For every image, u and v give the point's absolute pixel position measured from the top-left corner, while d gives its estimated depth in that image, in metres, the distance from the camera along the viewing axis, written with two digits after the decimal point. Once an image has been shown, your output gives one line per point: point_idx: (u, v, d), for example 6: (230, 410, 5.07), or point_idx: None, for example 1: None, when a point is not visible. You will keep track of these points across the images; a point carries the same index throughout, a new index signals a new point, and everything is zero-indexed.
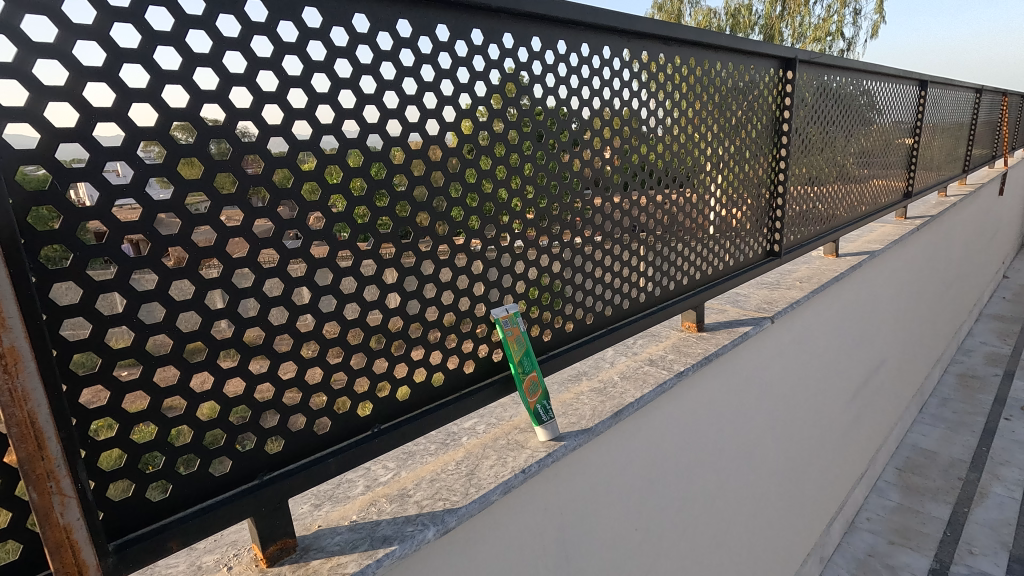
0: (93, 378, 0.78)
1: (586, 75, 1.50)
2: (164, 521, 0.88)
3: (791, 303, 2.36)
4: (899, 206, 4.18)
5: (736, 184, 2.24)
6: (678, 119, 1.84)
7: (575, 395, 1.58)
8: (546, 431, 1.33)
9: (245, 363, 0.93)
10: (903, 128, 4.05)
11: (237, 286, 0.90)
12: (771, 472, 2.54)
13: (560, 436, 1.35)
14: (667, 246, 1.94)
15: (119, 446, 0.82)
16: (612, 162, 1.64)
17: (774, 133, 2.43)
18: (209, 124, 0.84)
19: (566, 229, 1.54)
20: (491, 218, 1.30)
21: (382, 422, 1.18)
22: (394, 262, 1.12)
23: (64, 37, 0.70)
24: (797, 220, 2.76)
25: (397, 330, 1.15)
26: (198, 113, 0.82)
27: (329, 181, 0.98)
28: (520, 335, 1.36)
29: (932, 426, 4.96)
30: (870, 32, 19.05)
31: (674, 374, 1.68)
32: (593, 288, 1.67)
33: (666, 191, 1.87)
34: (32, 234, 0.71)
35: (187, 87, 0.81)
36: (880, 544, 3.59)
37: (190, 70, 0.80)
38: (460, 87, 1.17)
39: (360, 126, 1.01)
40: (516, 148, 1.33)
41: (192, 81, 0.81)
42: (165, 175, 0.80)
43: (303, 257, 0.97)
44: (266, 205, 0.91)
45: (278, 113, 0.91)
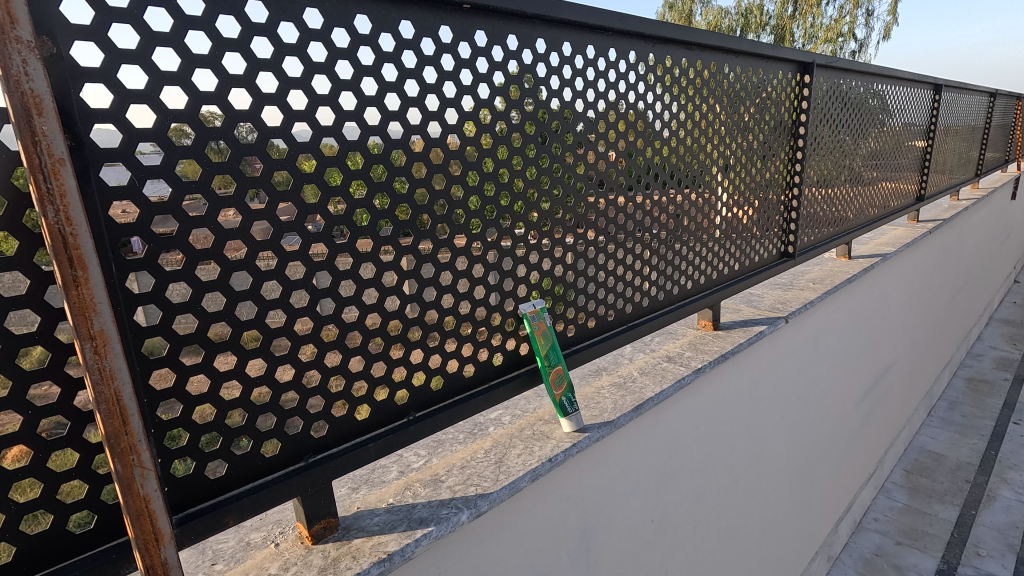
0: (161, 361, 0.83)
1: (612, 77, 1.54)
2: (221, 498, 0.94)
3: (805, 304, 2.41)
4: (911, 209, 4.21)
5: (753, 184, 2.29)
6: (696, 121, 1.88)
7: (596, 389, 1.63)
8: (573, 422, 1.38)
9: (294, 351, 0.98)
10: (916, 131, 4.07)
11: (289, 278, 0.95)
12: (782, 470, 2.57)
13: (585, 427, 1.40)
14: (687, 245, 1.99)
15: (182, 426, 0.87)
16: (618, 161, 1.63)
17: (790, 136, 2.47)
18: (269, 125, 0.88)
19: (590, 228, 1.58)
20: (521, 217, 1.36)
21: (417, 410, 1.23)
22: (431, 258, 1.18)
23: (145, 44, 0.75)
24: (810, 221, 2.80)
25: (431, 322, 1.21)
26: (259, 115, 0.87)
27: (374, 180, 1.03)
28: (546, 329, 1.42)
29: (941, 428, 4.97)
30: (882, 34, 18.97)
31: (693, 371, 1.72)
32: (615, 286, 1.72)
33: (687, 191, 1.92)
34: (111, 226, 0.76)
35: (249, 90, 0.86)
36: (888, 544, 3.62)
37: (253, 74, 0.85)
38: (495, 90, 1.22)
39: (403, 127, 1.06)
40: (545, 149, 1.38)
41: (254, 85, 0.86)
42: (227, 173, 0.86)
43: (349, 251, 1.03)
44: (316, 202, 0.96)
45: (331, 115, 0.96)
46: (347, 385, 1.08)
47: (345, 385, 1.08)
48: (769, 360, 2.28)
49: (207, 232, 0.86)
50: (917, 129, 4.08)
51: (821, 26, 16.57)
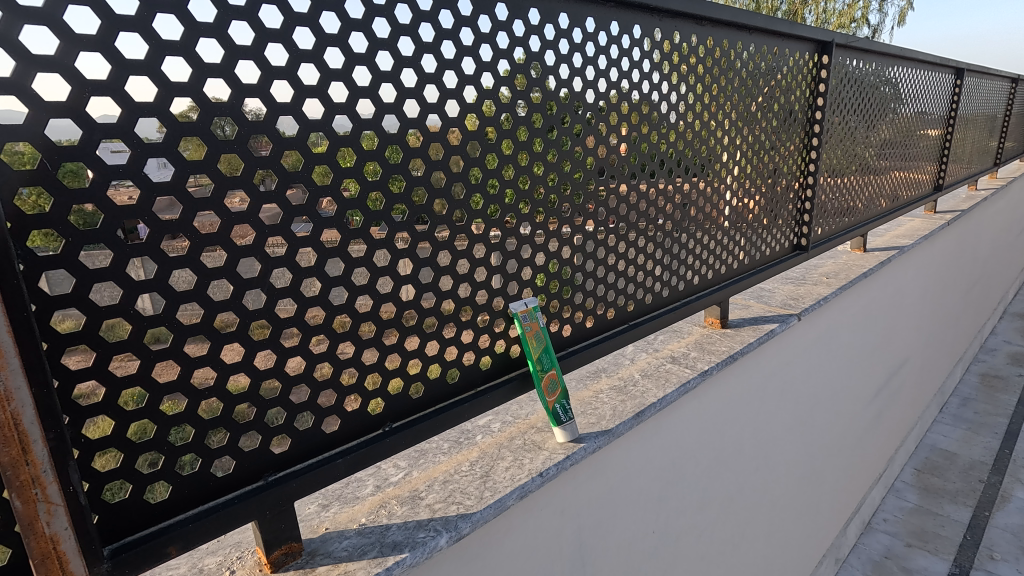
0: (86, 373, 0.72)
1: (614, 54, 1.41)
2: (163, 524, 0.83)
3: (818, 300, 2.29)
4: (928, 199, 4.05)
5: (765, 172, 2.15)
6: (705, 104, 1.75)
7: (594, 394, 1.52)
8: (567, 433, 1.27)
9: (250, 358, 0.87)
10: (936, 117, 3.90)
11: (242, 276, 0.84)
12: (790, 472, 2.46)
13: (581, 437, 1.29)
14: (694, 238, 1.87)
15: (115, 446, 0.77)
16: (621, 147, 1.50)
17: (806, 121, 2.33)
18: (212, 101, 0.77)
19: (589, 219, 1.46)
20: (513, 208, 1.23)
21: (395, 420, 1.12)
22: (409, 253, 1.06)
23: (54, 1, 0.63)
24: (823, 212, 2.67)
25: (411, 324, 1.09)
26: (201, 90, 0.75)
27: (341, 165, 0.91)
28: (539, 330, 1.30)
29: (952, 426, 4.84)
30: (897, 19, 18.52)
31: (699, 374, 1.61)
32: (616, 282, 1.61)
33: (695, 179, 1.79)
34: (20, 218, 0.64)
35: (189, 59, 0.73)
36: (897, 545, 3.51)
37: (193, 40, 0.73)
38: (483, 65, 1.10)
39: (374, 106, 0.94)
40: (539, 133, 1.25)
41: (195, 53, 0.73)
42: (165, 157, 0.74)
43: (312, 245, 0.91)
44: (273, 190, 0.85)
45: (288, 91, 0.85)
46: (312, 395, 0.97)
47: (310, 396, 0.97)
48: (779, 360, 2.16)
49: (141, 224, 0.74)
50: (937, 116, 3.91)
51: (834, 11, 16.20)
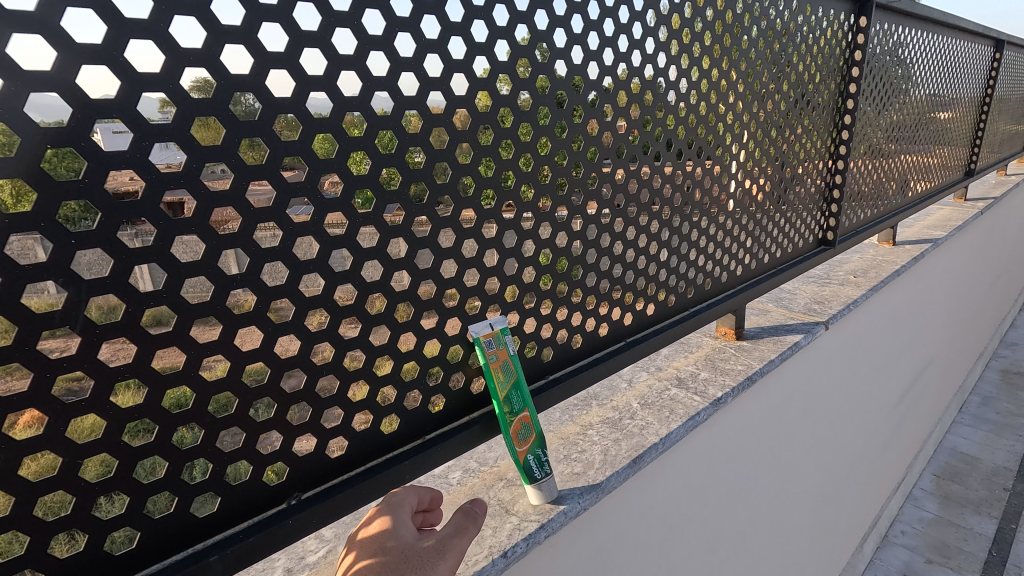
0: None
1: (609, 5, 1.12)
2: None
3: (848, 304, 2.00)
4: (960, 186, 3.74)
5: (791, 156, 1.87)
6: (724, 70, 1.46)
7: (582, 429, 1.27)
8: (543, 494, 1.01)
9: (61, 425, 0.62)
10: (972, 96, 3.57)
11: (35, 312, 0.58)
12: (809, 496, 2.19)
13: (558, 495, 1.03)
14: (704, 233, 1.60)
15: None
16: (618, 121, 1.22)
17: (837, 97, 2.03)
18: None
19: (575, 212, 1.19)
20: (471, 201, 0.98)
21: (305, 489, 0.89)
22: (319, 265, 0.80)
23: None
24: (857, 200, 2.36)
25: (325, 363, 0.86)
26: None
27: (245, 164, 0.70)
28: (509, 360, 1.02)
29: (974, 428, 4.55)
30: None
31: (710, 403, 1.34)
32: (610, 290, 1.37)
33: (709, 163, 1.52)
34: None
35: None
36: (917, 562, 3.26)
37: None
38: (473, 47, 0.91)
39: (253, 57, 0.68)
40: (507, 101, 0.99)
41: None
42: None
43: (157, 259, 0.65)
44: (85, 180, 0.59)
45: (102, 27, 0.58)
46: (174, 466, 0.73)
47: (173, 467, 0.73)
48: (803, 374, 1.87)
49: None
50: (973, 94, 3.58)
51: None
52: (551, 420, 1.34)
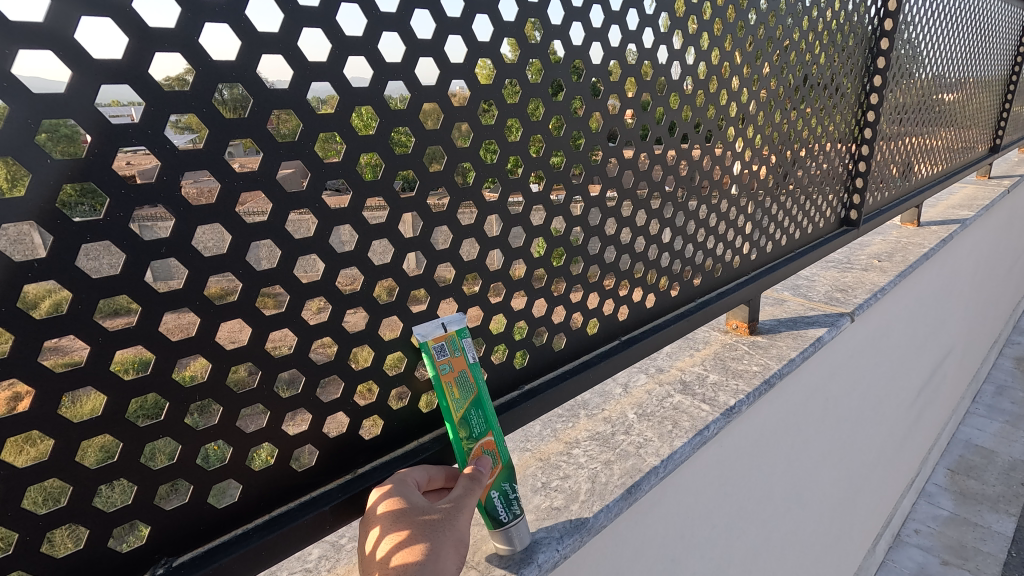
0: None
1: None
2: None
3: (873, 294, 1.89)
4: (983, 164, 3.57)
5: (819, 129, 1.73)
6: (748, 34, 1.32)
7: (566, 446, 1.22)
8: (510, 540, 0.88)
9: None
10: (999, 69, 3.39)
11: None
12: (824, 502, 2.08)
13: (524, 537, 0.90)
14: (720, 215, 1.46)
15: None
16: (635, 99, 1.10)
17: (866, 64, 1.86)
18: None
19: (578, 196, 1.06)
20: (450, 185, 0.84)
21: (175, 554, 0.68)
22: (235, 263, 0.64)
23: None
24: (880, 178, 2.22)
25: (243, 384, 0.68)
26: None
27: (123, 128, 0.53)
28: (467, 371, 0.87)
29: (988, 420, 4.42)
30: None
31: (721, 414, 1.27)
32: (620, 280, 1.25)
33: (736, 138, 1.39)
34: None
35: None
36: (933, 564, 3.15)
37: None
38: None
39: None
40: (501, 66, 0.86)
41: None
42: None
43: (65, 278, 0.53)
44: None
45: None
46: (96, 529, 0.61)
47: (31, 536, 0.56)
48: (822, 374, 1.76)
49: None
50: (1000, 66, 3.39)
51: None
52: (530, 435, 1.28)
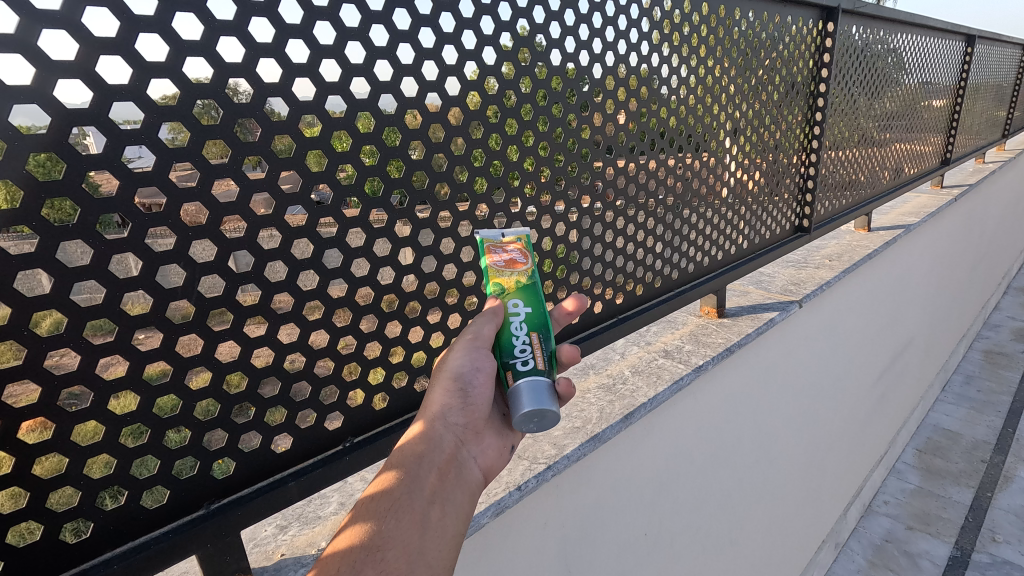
0: (14, 375, 0.62)
1: (584, 12, 1.23)
2: (82, 567, 0.74)
3: (821, 285, 2.15)
4: (936, 174, 3.91)
5: (771, 146, 2.04)
6: (702, 78, 1.62)
7: (582, 393, 1.42)
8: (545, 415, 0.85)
9: (138, 373, 0.72)
10: (945, 88, 3.74)
11: (117, 277, 0.68)
12: (792, 463, 2.37)
13: (541, 405, 0.79)
14: (696, 214, 1.75)
15: (17, 485, 0.66)
16: (626, 127, 1.42)
17: (810, 91, 2.16)
18: (55, 58, 0.59)
19: (585, 194, 1.34)
20: (484, 198, 1.11)
21: (355, 435, 1.02)
22: (338, 242, 0.89)
23: (26, 27, 0.57)
24: (829, 189, 2.51)
25: (345, 325, 0.94)
26: (34, 42, 0.57)
27: (279, 156, 0.79)
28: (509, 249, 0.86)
29: (955, 405, 4.76)
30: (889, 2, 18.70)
31: (692, 370, 1.50)
32: (617, 263, 1.51)
33: (703, 156, 1.71)
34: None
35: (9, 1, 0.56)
36: (898, 529, 3.48)
37: None
38: (466, 54, 1.00)
39: (283, 68, 0.77)
40: (530, 99, 1.15)
41: None
42: (35, 104, 0.59)
43: (247, 247, 0.79)
44: (194, 186, 0.72)
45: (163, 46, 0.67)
46: (265, 426, 0.88)
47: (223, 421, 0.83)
48: (781, 348, 2.06)
49: None
50: (946, 85, 3.75)
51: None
52: None
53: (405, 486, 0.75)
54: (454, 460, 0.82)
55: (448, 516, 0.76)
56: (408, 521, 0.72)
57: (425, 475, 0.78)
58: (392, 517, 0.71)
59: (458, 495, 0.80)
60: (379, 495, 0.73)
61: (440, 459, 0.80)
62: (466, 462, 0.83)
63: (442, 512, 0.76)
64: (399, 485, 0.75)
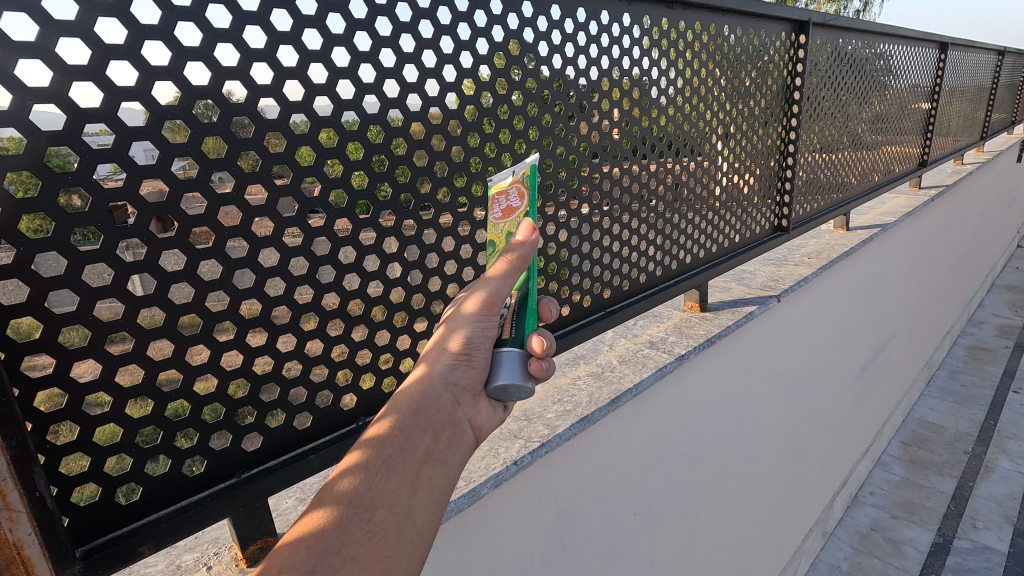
0: (83, 351, 0.75)
1: (568, 32, 1.35)
2: (134, 525, 0.85)
3: (799, 281, 2.27)
4: (914, 175, 4.06)
5: (750, 150, 2.17)
6: (685, 87, 1.76)
7: (572, 380, 1.54)
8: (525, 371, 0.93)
9: (181, 354, 0.84)
10: (921, 93, 3.90)
11: (165, 269, 0.80)
12: (777, 451, 2.49)
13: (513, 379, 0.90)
14: (679, 214, 1.87)
15: (82, 449, 0.77)
16: (612, 131, 1.54)
17: (784, 98, 2.30)
18: (120, 85, 0.72)
19: (574, 198, 1.46)
20: (480, 201, 1.24)
21: (368, 415, 1.14)
22: (351, 240, 1.01)
23: (98, 58, 0.70)
24: (807, 190, 2.65)
25: (358, 314, 1.06)
26: (104, 72, 0.71)
27: (301, 164, 0.92)
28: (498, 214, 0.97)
29: (940, 399, 4.90)
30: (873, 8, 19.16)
31: (675, 358, 1.62)
32: (605, 261, 1.63)
33: (685, 160, 1.83)
34: (13, 204, 0.66)
35: (87, 40, 0.69)
36: (884, 518, 3.61)
37: (90, 19, 0.69)
38: (463, 72, 1.13)
39: (305, 88, 0.90)
40: (521, 110, 1.27)
41: (93, 34, 0.69)
42: (104, 123, 0.72)
43: (274, 244, 0.91)
44: (230, 191, 0.85)
45: (205, 72, 0.80)
46: (286, 405, 1.00)
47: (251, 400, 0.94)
48: (762, 340, 2.17)
49: (46, 216, 0.70)
50: (922, 90, 3.91)
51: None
52: None
53: (402, 442, 0.80)
54: (448, 420, 0.87)
55: (437, 474, 0.82)
56: (396, 480, 0.77)
57: (419, 433, 0.83)
58: (382, 474, 0.77)
59: (448, 453, 0.85)
60: (372, 452, 0.78)
61: (435, 418, 0.85)
62: (459, 422, 0.88)
63: (431, 471, 0.82)
64: (391, 443, 0.80)
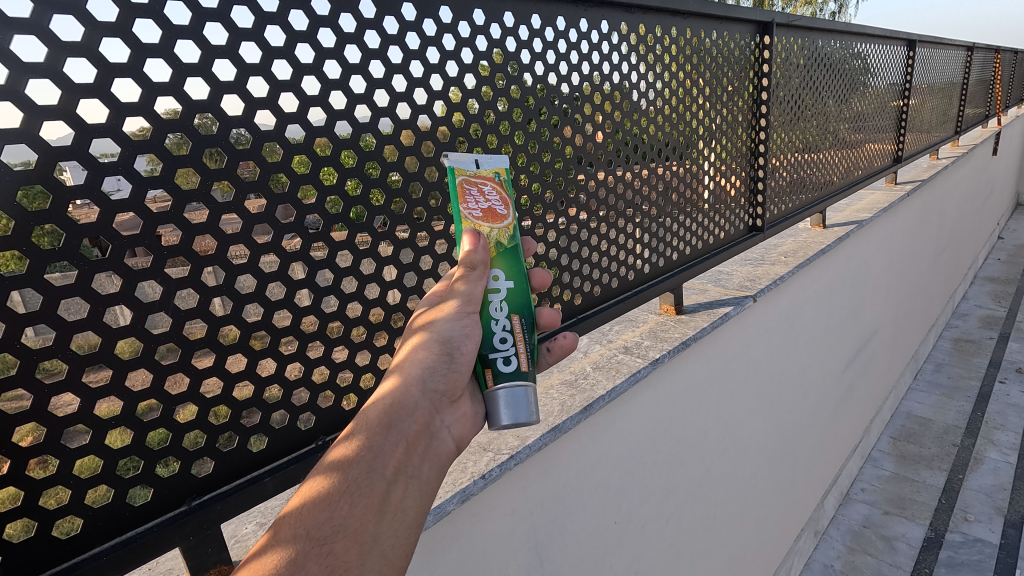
0: (12, 381, 0.71)
1: (524, 38, 1.33)
2: (73, 561, 0.81)
3: (775, 280, 2.27)
4: (889, 171, 4.09)
5: (721, 152, 2.16)
6: (661, 92, 1.79)
7: (545, 389, 1.51)
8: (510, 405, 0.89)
9: (119, 379, 0.81)
10: (893, 90, 3.94)
11: (99, 293, 0.77)
12: (762, 452, 2.47)
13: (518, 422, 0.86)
14: (651, 219, 1.87)
15: (14, 485, 0.74)
16: (593, 138, 1.58)
17: (752, 99, 2.31)
18: (39, 103, 0.69)
19: (547, 210, 1.47)
20: (438, 211, 1.22)
21: (327, 434, 1.11)
22: (302, 256, 0.99)
23: (15, 76, 0.67)
24: (782, 190, 2.65)
25: (311, 330, 1.03)
26: (22, 91, 0.68)
27: (245, 180, 0.90)
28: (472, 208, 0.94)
29: (927, 393, 4.93)
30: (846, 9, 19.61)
31: (649, 363, 1.60)
32: (574, 267, 1.61)
33: (654, 164, 1.82)
34: None
35: (3, 59, 0.66)
36: (875, 514, 3.60)
37: (6, 38, 0.66)
38: (415, 82, 1.12)
39: (245, 102, 0.88)
40: (478, 119, 1.26)
41: (9, 52, 0.66)
42: (23, 142, 0.68)
43: (218, 263, 0.88)
44: (168, 209, 0.82)
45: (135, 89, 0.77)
46: (239, 429, 0.97)
47: (200, 426, 0.91)
48: (741, 341, 2.16)
49: None
50: (893, 88, 3.95)
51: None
52: None
53: (370, 462, 0.73)
54: (423, 431, 0.80)
55: (411, 493, 0.76)
56: (364, 504, 0.70)
57: (391, 449, 0.75)
58: (347, 500, 0.69)
59: (424, 469, 0.79)
60: (337, 476, 0.70)
61: (410, 429, 0.78)
62: (436, 432, 0.82)
63: (403, 490, 0.75)
64: (357, 464, 0.72)
